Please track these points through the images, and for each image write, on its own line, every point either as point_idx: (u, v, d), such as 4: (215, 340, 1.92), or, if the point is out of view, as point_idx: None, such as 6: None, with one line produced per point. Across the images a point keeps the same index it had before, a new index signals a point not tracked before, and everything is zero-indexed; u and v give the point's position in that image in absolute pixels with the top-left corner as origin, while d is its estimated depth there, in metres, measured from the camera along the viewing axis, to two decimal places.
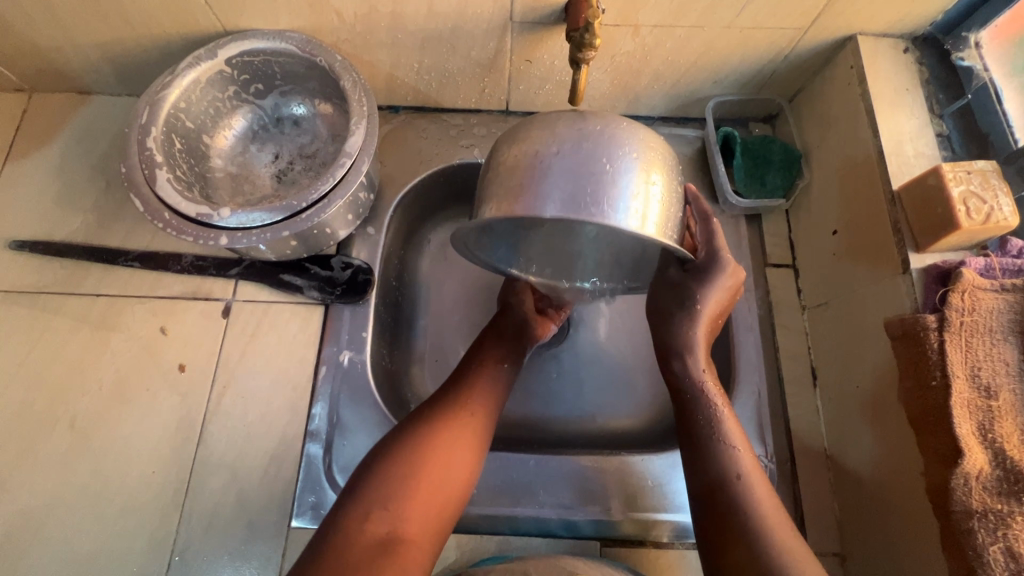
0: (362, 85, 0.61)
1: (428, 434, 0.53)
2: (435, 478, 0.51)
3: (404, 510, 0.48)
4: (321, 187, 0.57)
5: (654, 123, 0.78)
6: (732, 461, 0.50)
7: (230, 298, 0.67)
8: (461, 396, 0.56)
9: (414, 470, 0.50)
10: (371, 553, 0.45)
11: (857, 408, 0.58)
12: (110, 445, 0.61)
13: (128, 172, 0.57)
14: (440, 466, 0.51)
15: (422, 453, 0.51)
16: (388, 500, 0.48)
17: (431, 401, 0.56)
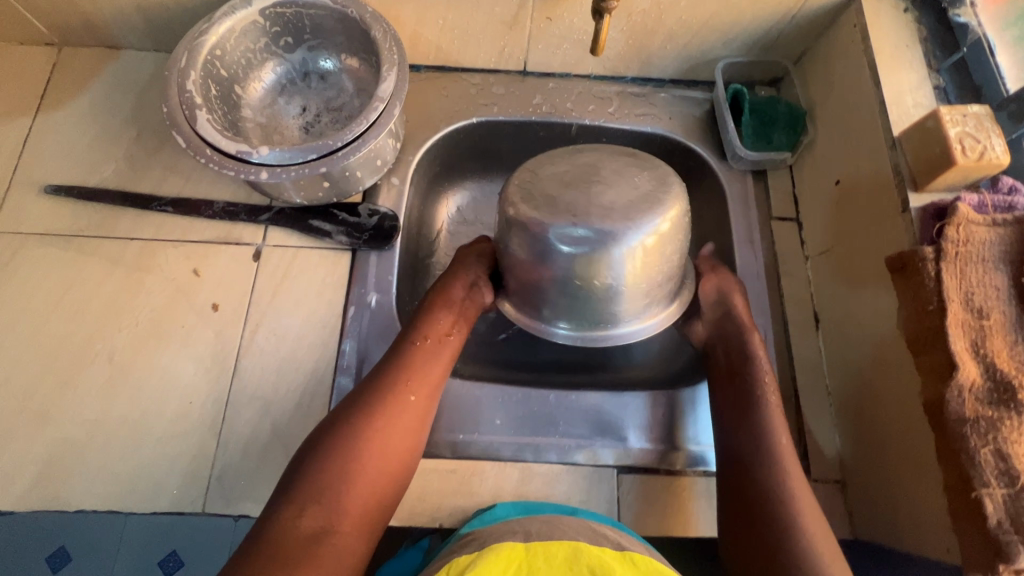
0: (392, 35, 0.64)
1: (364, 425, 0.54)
2: (371, 467, 0.53)
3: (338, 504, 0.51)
4: (356, 128, 0.60)
5: (665, 86, 0.81)
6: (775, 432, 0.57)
7: (260, 243, 0.69)
8: (403, 382, 0.58)
9: (351, 462, 0.53)
10: (307, 545, 0.48)
11: (858, 342, 0.62)
12: (147, 379, 0.63)
13: (169, 112, 0.59)
14: (375, 454, 0.54)
15: (362, 443, 0.53)
16: (321, 495, 0.51)
17: (368, 392, 0.57)
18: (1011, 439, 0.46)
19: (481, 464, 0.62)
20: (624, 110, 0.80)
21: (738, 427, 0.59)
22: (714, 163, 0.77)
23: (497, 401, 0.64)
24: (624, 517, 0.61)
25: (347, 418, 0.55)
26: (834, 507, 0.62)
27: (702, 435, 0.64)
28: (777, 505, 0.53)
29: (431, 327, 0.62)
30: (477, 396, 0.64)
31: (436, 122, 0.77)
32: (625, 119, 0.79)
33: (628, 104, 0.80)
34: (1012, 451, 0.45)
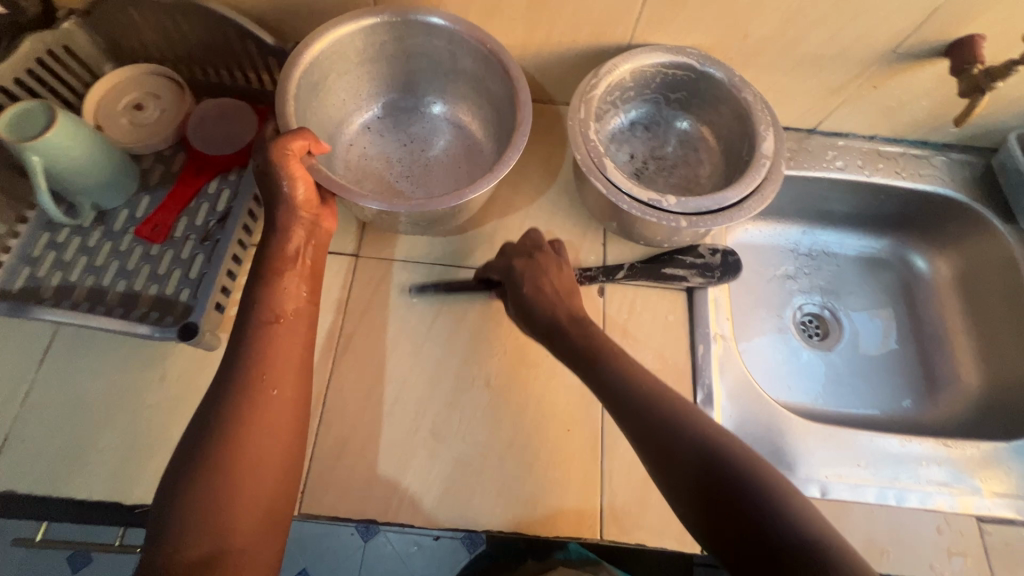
0: (763, 98, 0.69)
1: (236, 430, 0.50)
2: (259, 474, 0.49)
3: (222, 528, 0.46)
4: (752, 181, 0.65)
5: (940, 149, 0.87)
6: (693, 425, 0.51)
7: (602, 279, 0.74)
8: (260, 365, 0.53)
9: (217, 484, 0.47)
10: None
11: None
12: (525, 406, 0.66)
13: (581, 159, 0.65)
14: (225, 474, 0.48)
15: (241, 453, 0.49)
16: (208, 514, 0.46)
17: (239, 392, 0.51)
18: None
19: (850, 504, 0.64)
20: (909, 172, 0.85)
21: (626, 418, 0.54)
22: (1001, 226, 0.82)
23: (852, 445, 0.69)
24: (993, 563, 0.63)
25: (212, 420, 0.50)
26: None
27: None
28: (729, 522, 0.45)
29: (271, 289, 0.57)
30: (820, 438, 0.69)
31: None
32: (910, 178, 0.85)
33: (911, 164, 0.86)
34: None
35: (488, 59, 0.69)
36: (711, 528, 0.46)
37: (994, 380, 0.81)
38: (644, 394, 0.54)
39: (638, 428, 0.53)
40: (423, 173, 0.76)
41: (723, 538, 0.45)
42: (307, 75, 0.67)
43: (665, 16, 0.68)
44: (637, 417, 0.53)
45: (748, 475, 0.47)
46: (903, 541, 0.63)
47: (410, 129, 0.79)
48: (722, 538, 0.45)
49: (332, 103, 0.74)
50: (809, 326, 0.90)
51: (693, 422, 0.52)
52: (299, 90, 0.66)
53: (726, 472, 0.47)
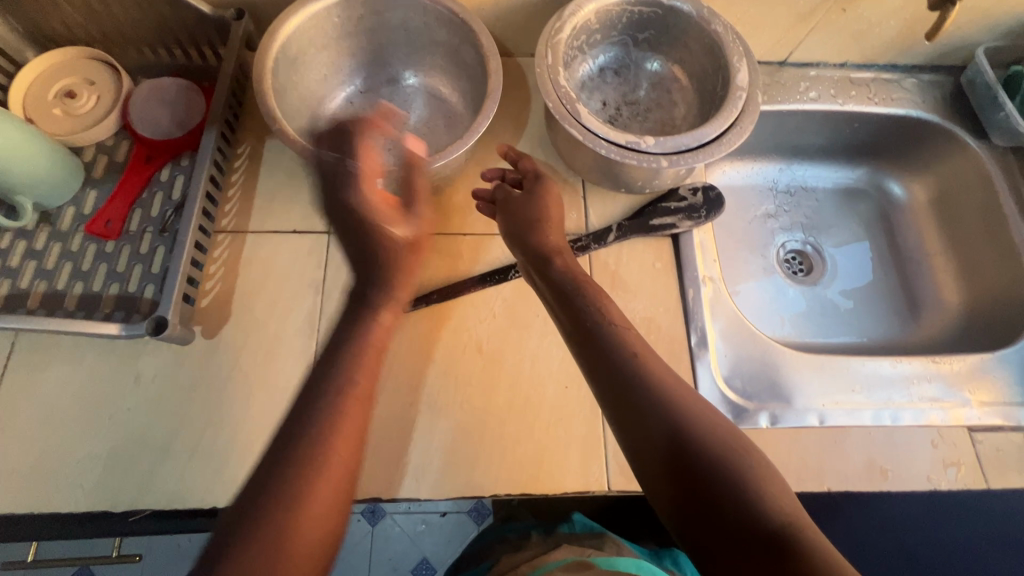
0: (733, 28, 0.67)
1: (299, 451, 0.43)
2: (325, 497, 0.42)
3: (276, 564, 0.39)
4: (730, 115, 0.63)
5: (910, 71, 0.86)
6: (669, 402, 0.49)
7: (584, 233, 0.73)
8: (359, 366, 0.48)
9: (282, 511, 0.41)
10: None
11: None
12: (520, 367, 0.65)
13: (554, 107, 0.62)
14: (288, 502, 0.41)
15: (313, 479, 0.42)
16: (268, 542, 0.40)
17: (310, 406, 0.45)
18: None
19: (849, 430, 0.65)
20: (882, 97, 0.85)
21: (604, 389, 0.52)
22: (971, 144, 0.83)
23: (845, 372, 0.70)
24: (987, 470, 0.64)
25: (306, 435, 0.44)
26: None
27: None
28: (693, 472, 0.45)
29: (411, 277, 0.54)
30: (814, 368, 0.69)
31: None
32: (882, 104, 0.84)
33: (883, 90, 0.85)
34: None
35: (460, 28, 0.65)
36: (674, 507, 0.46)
37: (974, 296, 0.83)
38: (629, 370, 0.51)
39: (614, 402, 0.51)
40: None
41: (684, 517, 0.45)
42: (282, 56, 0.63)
43: None
44: (613, 392, 0.51)
45: (725, 452, 0.46)
46: (900, 459, 0.64)
47: (386, 104, 0.75)
48: (688, 516, 0.45)
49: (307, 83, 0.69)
50: (793, 263, 0.91)
51: (668, 399, 0.49)
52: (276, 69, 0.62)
53: (698, 454, 0.46)
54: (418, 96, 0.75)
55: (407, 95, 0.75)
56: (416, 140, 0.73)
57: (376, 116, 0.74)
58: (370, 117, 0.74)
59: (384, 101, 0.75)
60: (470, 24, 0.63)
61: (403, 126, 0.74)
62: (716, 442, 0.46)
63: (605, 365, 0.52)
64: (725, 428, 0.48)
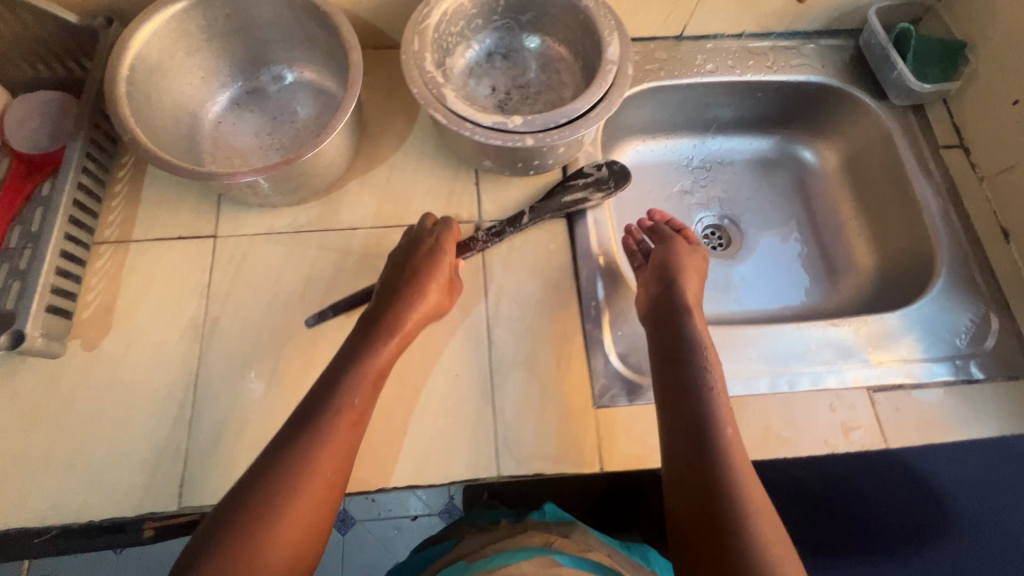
0: (604, 3, 0.67)
1: (302, 441, 0.51)
2: (315, 485, 0.49)
3: (257, 550, 0.46)
4: (599, 89, 0.62)
5: (809, 37, 0.86)
6: (726, 444, 0.53)
7: (478, 219, 0.72)
8: (358, 388, 0.55)
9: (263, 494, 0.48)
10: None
11: None
12: (410, 358, 0.65)
13: (419, 93, 0.61)
14: (281, 493, 0.48)
15: (314, 459, 0.50)
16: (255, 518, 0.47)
17: (315, 401, 0.54)
18: None
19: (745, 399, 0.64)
20: (781, 65, 0.84)
21: (668, 406, 0.57)
22: (871, 106, 0.83)
23: (744, 342, 0.68)
24: (887, 429, 0.64)
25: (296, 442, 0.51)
26: None
27: (933, 349, 0.69)
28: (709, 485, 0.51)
29: (409, 310, 0.60)
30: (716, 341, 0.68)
31: None
32: (782, 72, 0.84)
33: (782, 57, 0.84)
34: None
35: (321, 19, 0.64)
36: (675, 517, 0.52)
37: (884, 258, 0.82)
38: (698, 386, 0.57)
39: (676, 417, 0.56)
40: (296, 144, 0.71)
41: (681, 532, 0.51)
42: (140, 61, 0.62)
43: None
44: (683, 410, 0.56)
45: (748, 505, 0.50)
46: (797, 424, 0.63)
47: (270, 103, 0.74)
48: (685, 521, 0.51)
49: (181, 85, 0.69)
50: (711, 238, 0.89)
51: (727, 442, 0.54)
52: (133, 76, 0.61)
53: (725, 492, 0.50)
54: (301, 90, 0.74)
55: (289, 92, 0.74)
56: (305, 133, 0.72)
57: (261, 117, 0.73)
58: (255, 119, 0.73)
59: (267, 101, 0.74)
60: (330, 16, 0.63)
61: (290, 123, 0.73)
62: (746, 491, 0.51)
63: (685, 388, 0.57)
64: (758, 489, 0.51)
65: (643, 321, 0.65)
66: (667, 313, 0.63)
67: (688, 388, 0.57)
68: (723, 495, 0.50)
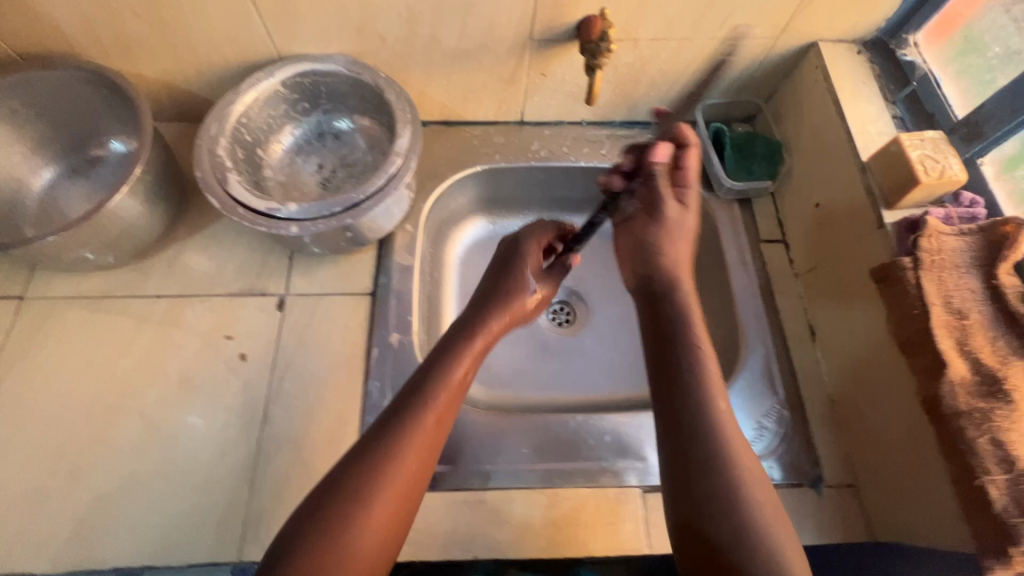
0: (405, 97, 0.70)
1: (365, 474, 0.47)
2: (380, 516, 0.46)
3: (346, 546, 0.43)
4: (377, 181, 0.65)
5: (649, 127, 0.88)
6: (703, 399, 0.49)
7: (283, 293, 0.73)
8: (420, 424, 0.50)
9: (352, 506, 0.45)
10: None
11: (856, 359, 0.66)
12: (182, 431, 0.65)
13: (203, 176, 0.64)
14: (346, 491, 0.45)
15: (388, 482, 0.47)
16: (322, 548, 0.43)
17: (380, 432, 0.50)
18: (1007, 427, 0.49)
19: (508, 493, 0.64)
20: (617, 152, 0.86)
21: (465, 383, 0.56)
22: (703, 194, 0.83)
23: (523, 432, 0.67)
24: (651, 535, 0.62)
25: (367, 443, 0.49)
26: (850, 510, 0.65)
27: None
28: (727, 526, 0.44)
29: (457, 354, 0.57)
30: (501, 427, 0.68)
31: (443, 172, 0.84)
32: (616, 159, 0.86)
33: (619, 146, 0.87)
34: (1006, 437, 0.49)
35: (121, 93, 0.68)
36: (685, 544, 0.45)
37: None
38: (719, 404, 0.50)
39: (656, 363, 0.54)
40: None
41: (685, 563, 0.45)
42: None
43: (291, 27, 0.68)
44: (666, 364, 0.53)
45: (759, 514, 0.44)
46: (556, 526, 0.62)
47: (100, 172, 0.77)
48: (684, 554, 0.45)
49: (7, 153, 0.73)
50: (558, 312, 0.91)
51: (717, 417, 0.49)
52: None
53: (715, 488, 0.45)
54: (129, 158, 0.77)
55: (118, 161, 0.77)
56: None
57: (90, 186, 0.76)
58: (85, 188, 0.76)
59: (99, 171, 0.77)
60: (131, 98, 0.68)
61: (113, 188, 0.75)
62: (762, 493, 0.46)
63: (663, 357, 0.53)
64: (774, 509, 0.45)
65: (638, 300, 0.62)
66: (504, 268, 0.66)
67: (671, 404, 0.50)
68: (737, 553, 0.43)
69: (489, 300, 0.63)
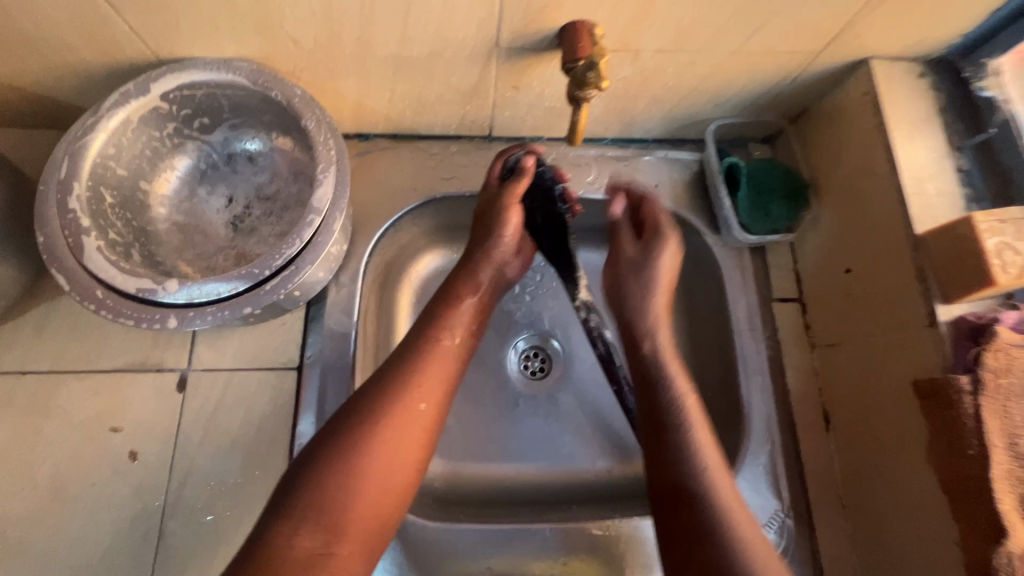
0: (329, 124, 0.53)
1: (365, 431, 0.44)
2: (378, 472, 0.43)
3: (345, 496, 0.41)
4: (287, 250, 0.49)
5: (648, 146, 0.72)
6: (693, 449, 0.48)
7: (185, 368, 0.59)
8: (428, 380, 0.48)
9: (354, 461, 0.42)
10: (305, 572, 0.38)
11: (882, 473, 0.54)
12: (56, 554, 0.53)
13: (48, 242, 0.48)
14: (348, 445, 0.43)
15: (380, 429, 0.44)
16: (327, 505, 0.40)
17: (378, 384, 0.47)
18: None
19: None
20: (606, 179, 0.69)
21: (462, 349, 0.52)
22: (706, 239, 0.68)
23: (485, 545, 0.59)
24: None
25: (371, 391, 0.46)
26: None
27: None
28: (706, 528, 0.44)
29: (450, 317, 0.53)
30: (470, 541, 0.59)
31: (390, 203, 0.67)
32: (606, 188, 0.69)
33: (608, 170, 0.70)
34: None
35: None
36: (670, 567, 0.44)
37: None
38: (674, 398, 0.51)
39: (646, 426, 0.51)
40: None
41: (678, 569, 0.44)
42: None
43: (164, 24, 0.49)
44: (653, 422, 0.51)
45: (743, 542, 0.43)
46: None
47: None
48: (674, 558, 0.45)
49: None
50: (531, 361, 0.74)
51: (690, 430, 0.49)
52: None
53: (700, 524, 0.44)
54: None
55: None
56: None
57: None
58: None
59: None
60: None
61: None
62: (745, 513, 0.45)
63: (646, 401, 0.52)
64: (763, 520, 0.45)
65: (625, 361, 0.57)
66: (485, 220, 0.58)
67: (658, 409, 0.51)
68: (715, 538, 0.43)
69: (473, 260, 0.57)
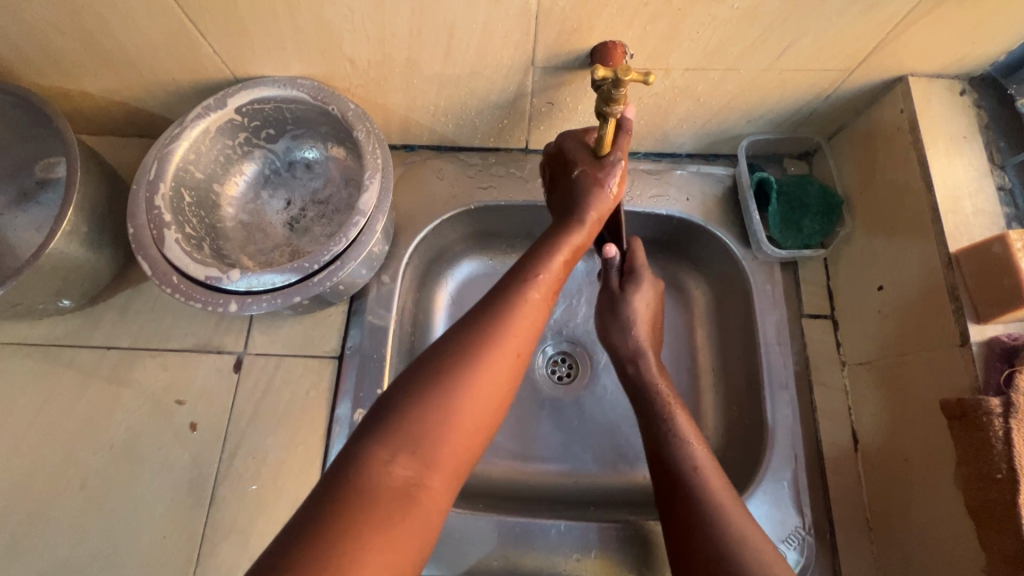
0: (377, 135, 0.59)
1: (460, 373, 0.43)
2: (473, 413, 0.42)
3: (439, 425, 0.40)
4: (334, 248, 0.55)
5: (681, 160, 0.73)
6: (694, 467, 0.52)
7: (241, 350, 0.65)
8: (520, 326, 0.47)
9: (447, 400, 0.41)
10: (398, 497, 0.37)
11: (911, 497, 0.53)
12: (124, 508, 0.60)
13: (136, 233, 0.55)
14: (441, 377, 0.42)
15: (479, 364, 0.43)
16: (418, 437, 0.40)
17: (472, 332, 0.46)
18: None
19: None
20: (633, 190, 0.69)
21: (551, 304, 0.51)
22: (736, 252, 0.68)
23: (499, 538, 0.60)
24: None
25: (466, 330, 0.45)
26: None
27: None
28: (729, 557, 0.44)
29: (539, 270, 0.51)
30: (485, 534, 0.60)
31: (429, 208, 0.72)
32: (635, 203, 0.69)
33: (639, 183, 0.71)
34: None
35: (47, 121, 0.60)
36: (674, 549, 0.49)
37: None
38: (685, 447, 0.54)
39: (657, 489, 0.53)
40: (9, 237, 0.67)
41: None
42: None
43: (242, 49, 0.56)
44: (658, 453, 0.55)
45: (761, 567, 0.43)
46: None
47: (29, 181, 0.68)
48: None
49: None
50: (558, 365, 0.76)
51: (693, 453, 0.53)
52: None
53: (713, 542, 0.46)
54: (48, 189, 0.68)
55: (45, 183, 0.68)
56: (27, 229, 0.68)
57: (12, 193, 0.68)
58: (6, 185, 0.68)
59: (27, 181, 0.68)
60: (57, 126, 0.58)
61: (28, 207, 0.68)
62: (750, 526, 0.47)
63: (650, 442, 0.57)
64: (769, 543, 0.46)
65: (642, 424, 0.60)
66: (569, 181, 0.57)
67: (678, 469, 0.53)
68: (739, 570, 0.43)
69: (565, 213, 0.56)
